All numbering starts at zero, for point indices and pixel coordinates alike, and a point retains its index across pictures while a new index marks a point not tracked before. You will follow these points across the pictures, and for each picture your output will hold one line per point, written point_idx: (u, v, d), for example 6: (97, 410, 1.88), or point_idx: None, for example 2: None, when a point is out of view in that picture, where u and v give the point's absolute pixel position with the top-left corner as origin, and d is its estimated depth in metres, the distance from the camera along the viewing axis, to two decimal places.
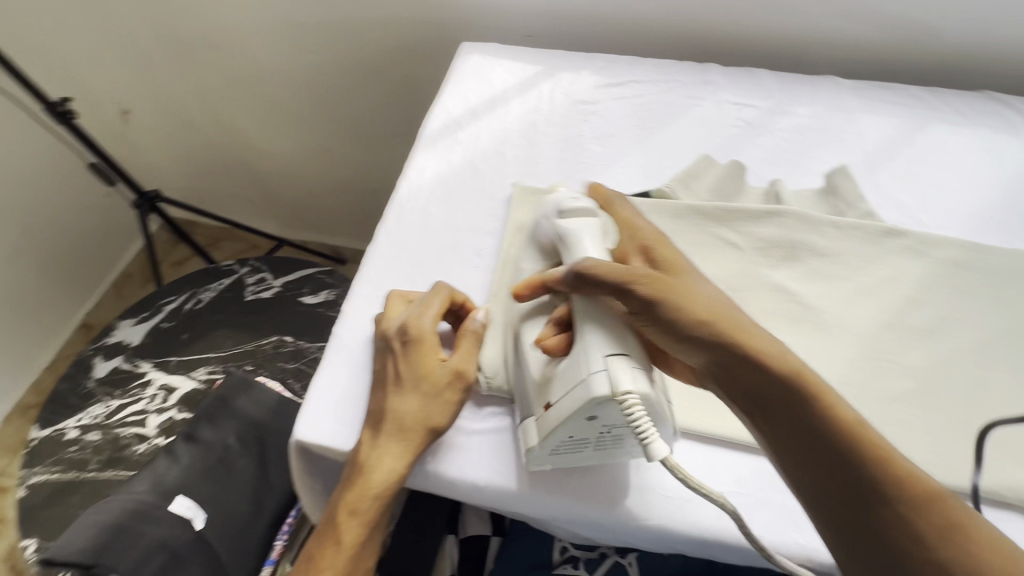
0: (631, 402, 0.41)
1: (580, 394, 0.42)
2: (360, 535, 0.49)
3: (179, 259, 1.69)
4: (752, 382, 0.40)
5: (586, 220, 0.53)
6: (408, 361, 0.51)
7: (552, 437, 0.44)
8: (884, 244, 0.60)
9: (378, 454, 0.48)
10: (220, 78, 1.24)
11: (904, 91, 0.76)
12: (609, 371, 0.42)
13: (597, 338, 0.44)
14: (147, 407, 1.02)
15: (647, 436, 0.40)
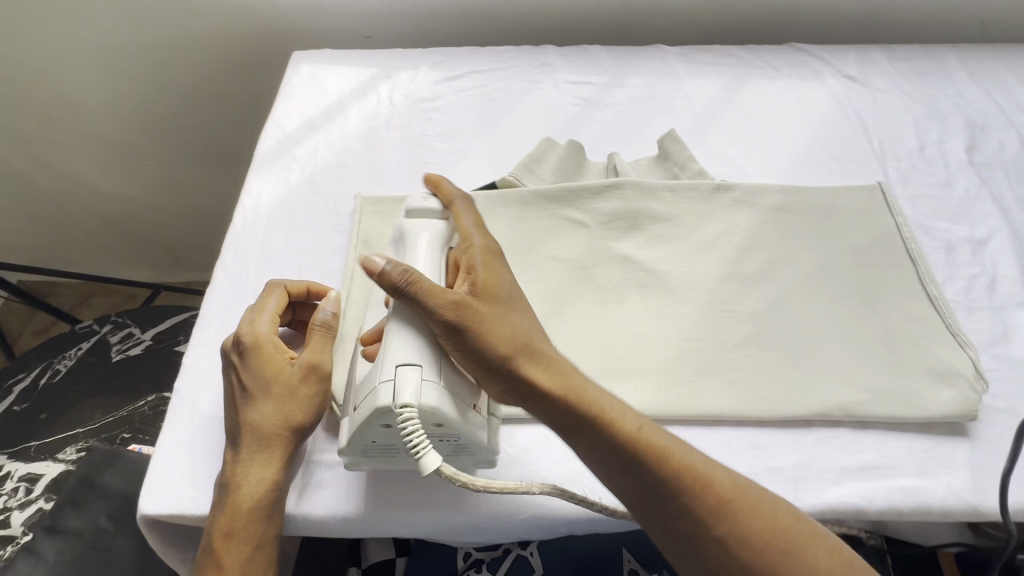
0: (408, 415, 0.38)
1: (368, 402, 0.40)
2: (244, 561, 0.42)
3: (40, 328, 1.51)
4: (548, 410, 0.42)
5: (427, 222, 0.49)
6: (251, 369, 0.46)
7: (351, 443, 0.43)
8: (715, 200, 0.63)
9: (246, 464, 0.44)
10: (35, 119, 1.09)
11: (724, 52, 0.81)
12: (394, 381, 0.39)
13: (399, 343, 0.41)
14: (7, 504, 0.88)
15: (418, 450, 0.38)
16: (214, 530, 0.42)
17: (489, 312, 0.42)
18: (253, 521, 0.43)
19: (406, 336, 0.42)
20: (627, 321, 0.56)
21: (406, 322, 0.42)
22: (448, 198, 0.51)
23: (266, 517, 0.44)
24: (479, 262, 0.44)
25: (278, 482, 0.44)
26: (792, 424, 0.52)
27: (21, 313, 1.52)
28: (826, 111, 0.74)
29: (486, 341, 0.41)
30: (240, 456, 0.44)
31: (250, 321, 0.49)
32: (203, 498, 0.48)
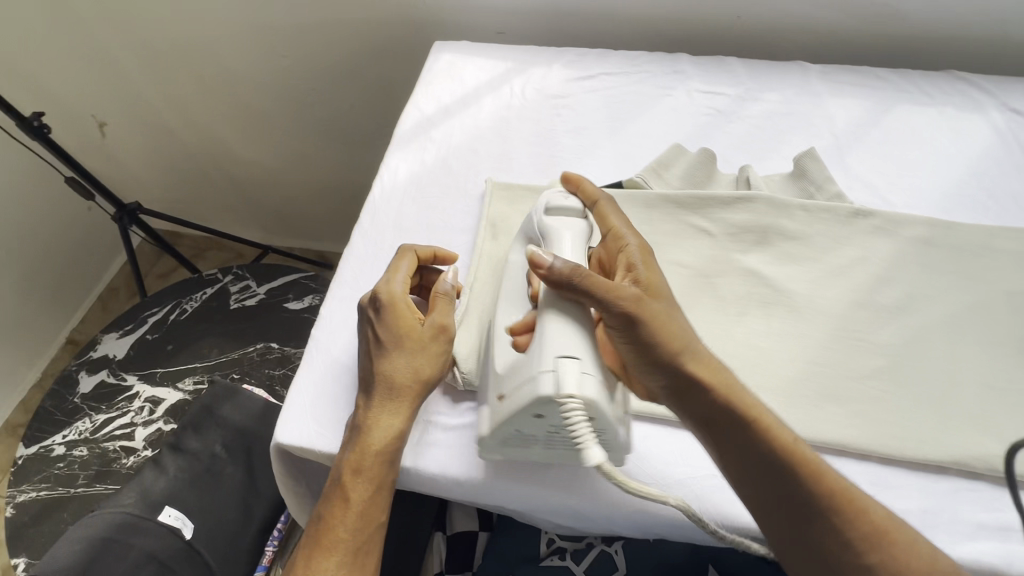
0: (571, 406, 0.41)
1: (527, 391, 0.43)
2: (368, 496, 0.46)
3: (164, 271, 1.69)
4: (702, 407, 0.44)
5: (570, 220, 0.52)
6: (385, 325, 0.50)
7: (499, 428, 0.46)
8: (854, 225, 0.60)
9: (378, 408, 0.47)
10: (194, 87, 1.23)
11: (871, 74, 0.77)
12: (554, 373, 0.42)
13: (555, 338, 0.43)
14: (134, 419, 1.01)
15: (581, 442, 0.42)
16: (345, 465, 0.46)
17: (659, 305, 0.46)
18: (380, 462, 0.46)
19: (565, 331, 0.44)
20: (749, 335, 0.55)
21: (570, 319, 0.44)
22: (591, 199, 0.54)
23: (389, 460, 0.47)
24: (640, 259, 0.48)
25: (403, 430, 0.48)
26: (922, 467, 0.49)
27: (150, 256, 1.70)
28: (986, 145, 0.69)
29: (659, 330, 0.44)
30: (372, 402, 0.48)
31: (383, 281, 0.52)
32: (329, 436, 0.52)
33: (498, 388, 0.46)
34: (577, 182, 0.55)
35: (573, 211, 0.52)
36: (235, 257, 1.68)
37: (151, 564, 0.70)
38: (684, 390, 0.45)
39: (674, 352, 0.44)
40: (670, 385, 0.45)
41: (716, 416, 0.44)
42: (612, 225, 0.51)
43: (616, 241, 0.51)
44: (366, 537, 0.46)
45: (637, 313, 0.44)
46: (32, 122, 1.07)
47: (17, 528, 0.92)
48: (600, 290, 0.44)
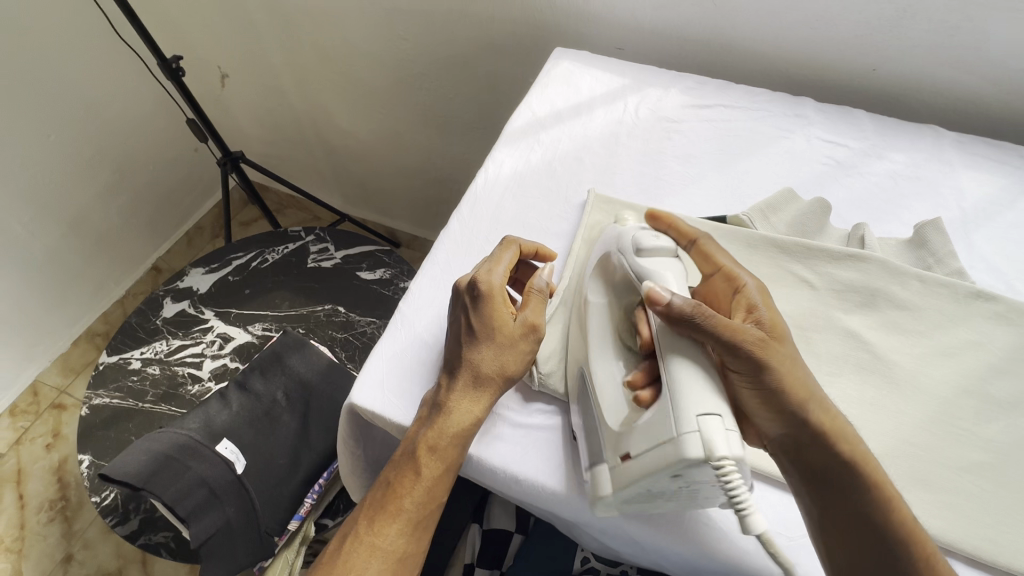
0: (728, 469, 0.39)
1: (669, 453, 0.40)
2: (437, 475, 0.49)
3: (247, 219, 1.79)
4: (821, 460, 0.46)
5: (663, 259, 0.51)
6: (480, 314, 0.51)
7: (627, 489, 0.44)
8: (971, 307, 0.57)
9: (457, 393, 0.49)
10: (314, 56, 1.30)
11: (1011, 151, 0.72)
12: (703, 436, 0.40)
13: (689, 391, 0.42)
14: (204, 350, 1.08)
15: (745, 507, 0.40)
16: (420, 440, 0.49)
17: (784, 352, 0.46)
18: (455, 444, 0.49)
19: (697, 375, 0.43)
20: (839, 398, 0.52)
21: (695, 360, 0.44)
22: (687, 237, 0.56)
23: (461, 446, 0.50)
24: (761, 303, 0.49)
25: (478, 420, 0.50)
26: None
27: (238, 203, 1.81)
28: None
29: (789, 378, 0.46)
30: (453, 387, 0.50)
31: (483, 269, 0.53)
32: (403, 409, 0.54)
33: (619, 446, 0.45)
34: (667, 221, 0.58)
35: (665, 250, 0.51)
36: (314, 219, 1.77)
37: (203, 489, 0.74)
38: (807, 439, 0.46)
39: (800, 401, 0.45)
40: (792, 432, 0.46)
41: (833, 469, 0.45)
42: (720, 263, 0.53)
43: (728, 281, 0.52)
44: (428, 507, 0.50)
45: (770, 359, 0.45)
46: (171, 64, 1.16)
47: (87, 427, 1.00)
48: (727, 329, 0.45)
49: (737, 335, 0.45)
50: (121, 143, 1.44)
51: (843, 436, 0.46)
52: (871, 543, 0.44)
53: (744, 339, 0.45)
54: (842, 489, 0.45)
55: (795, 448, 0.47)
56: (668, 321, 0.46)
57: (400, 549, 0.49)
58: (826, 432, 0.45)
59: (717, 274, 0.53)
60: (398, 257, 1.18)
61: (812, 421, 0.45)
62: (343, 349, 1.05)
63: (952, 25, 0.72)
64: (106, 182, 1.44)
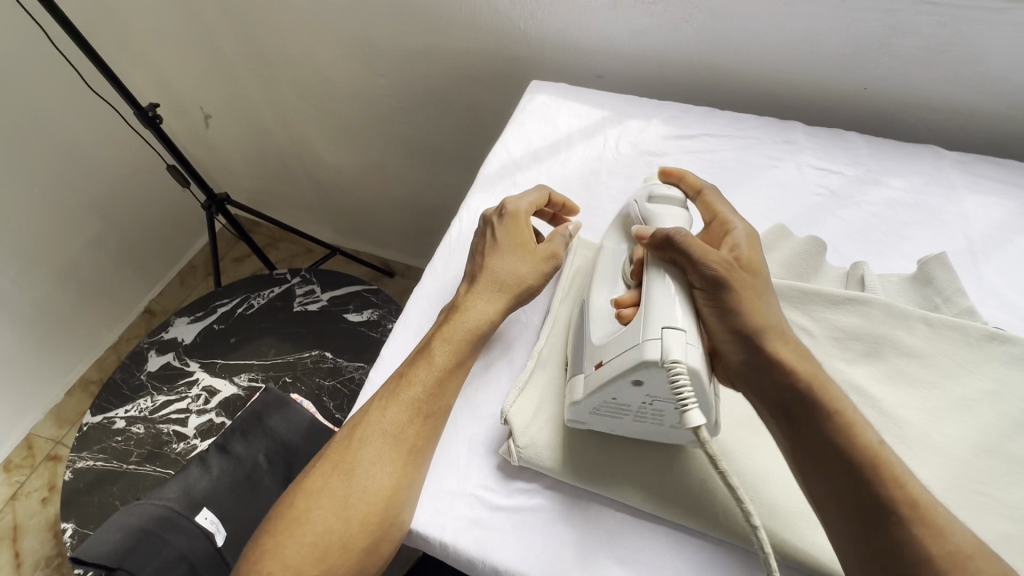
0: (677, 371, 0.41)
1: (631, 356, 0.43)
2: (380, 482, 0.47)
3: (239, 256, 1.77)
4: (777, 385, 0.44)
5: (671, 207, 0.56)
6: (505, 230, 0.59)
7: (596, 393, 0.46)
8: (986, 351, 0.52)
9: (477, 297, 0.56)
10: (293, 92, 1.27)
11: (1017, 168, 0.68)
12: (661, 341, 0.42)
13: (661, 312, 0.44)
14: (189, 406, 1.05)
15: (686, 404, 0.41)
16: (355, 442, 0.49)
17: (752, 279, 0.47)
18: (380, 439, 0.49)
19: (667, 293, 0.46)
20: None
21: (668, 277, 0.48)
22: (694, 189, 0.58)
23: (401, 446, 0.49)
24: (744, 243, 0.50)
25: (417, 420, 0.50)
26: None
27: (228, 241, 1.80)
28: None
29: (745, 302, 0.46)
30: (387, 392, 0.52)
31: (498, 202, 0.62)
32: None
33: (595, 357, 0.48)
34: (679, 175, 0.59)
35: (676, 199, 0.56)
36: (305, 253, 1.74)
37: (184, 565, 0.69)
38: (760, 363, 0.45)
39: (755, 323, 0.45)
40: (744, 356, 0.45)
41: (789, 401, 0.43)
42: (717, 211, 0.54)
43: (721, 226, 0.53)
44: (376, 515, 0.46)
45: (727, 278, 0.46)
46: (148, 112, 1.14)
47: (70, 493, 0.97)
48: (694, 252, 0.47)
49: (698, 258, 0.46)
50: (106, 190, 1.42)
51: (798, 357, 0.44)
52: (849, 495, 0.40)
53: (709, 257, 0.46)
54: (808, 426, 0.42)
55: (744, 373, 0.46)
56: (652, 248, 0.50)
57: (345, 565, 0.45)
58: (783, 359, 0.44)
59: (713, 222, 0.54)
60: (386, 296, 1.15)
61: (765, 344, 0.45)
62: (331, 398, 1.01)
63: (945, 41, 0.68)
64: (93, 230, 1.42)
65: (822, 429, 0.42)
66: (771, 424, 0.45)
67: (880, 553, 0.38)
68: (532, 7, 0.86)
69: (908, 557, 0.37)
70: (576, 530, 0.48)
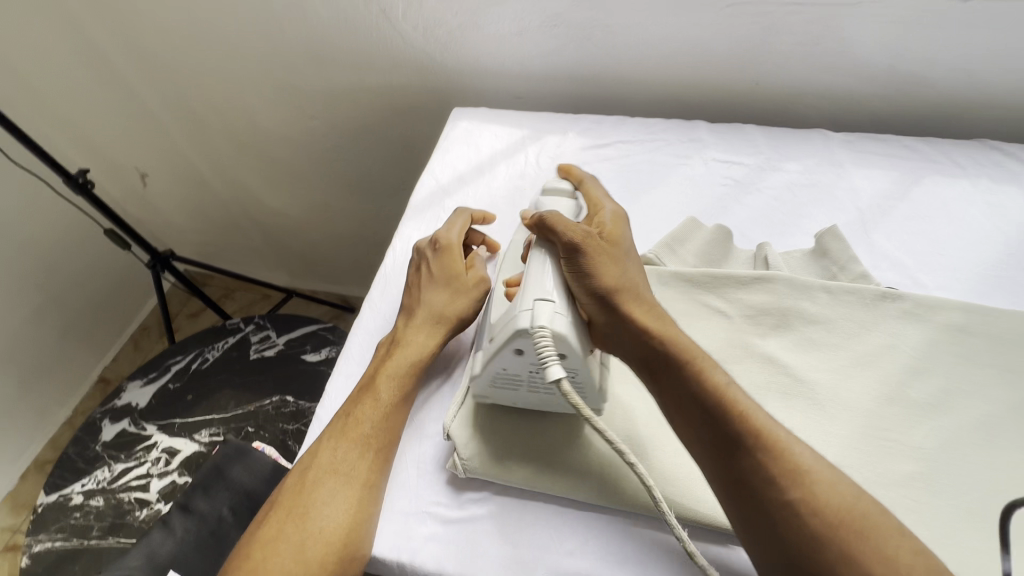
0: (542, 335, 0.46)
1: (509, 328, 0.48)
2: (336, 519, 0.48)
3: (193, 311, 1.74)
4: (638, 340, 0.48)
5: (560, 198, 0.63)
6: (439, 263, 0.62)
7: (484, 368, 0.50)
8: (881, 309, 0.57)
9: (411, 330, 0.59)
10: (227, 142, 1.28)
11: (897, 142, 0.75)
12: (530, 312, 0.47)
13: (531, 285, 0.50)
14: (150, 470, 1.02)
15: (546, 360, 0.45)
16: (307, 486, 0.50)
17: (613, 251, 0.51)
18: (329, 479, 0.50)
19: (541, 271, 0.50)
20: None
21: (547, 259, 0.52)
22: (576, 181, 0.66)
23: (354, 482, 0.50)
24: (609, 219, 0.55)
25: (366, 455, 0.52)
26: None
27: (181, 297, 1.77)
28: None
29: (602, 266, 0.49)
30: (334, 433, 0.53)
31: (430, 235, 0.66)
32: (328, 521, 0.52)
33: (490, 339, 0.52)
34: (568, 171, 0.68)
35: (563, 190, 0.64)
36: (261, 300, 1.73)
37: None
38: (618, 319, 0.48)
39: (618, 286, 0.49)
40: (611, 316, 0.48)
41: (654, 353, 0.47)
42: (593, 197, 0.61)
43: (594, 208, 0.59)
44: (336, 552, 0.47)
45: (586, 246, 0.50)
46: (78, 179, 1.13)
47: None
48: (561, 228, 0.51)
49: (560, 230, 0.51)
50: (44, 262, 1.38)
51: (646, 309, 0.49)
52: (710, 432, 0.44)
53: (570, 232, 0.50)
54: (671, 376, 0.46)
55: (610, 329, 0.49)
56: (535, 231, 0.54)
57: None
58: (636, 317, 0.48)
59: (587, 206, 0.60)
60: (342, 332, 1.15)
61: (625, 306, 0.48)
62: (296, 442, 1.00)
63: (816, 36, 0.75)
64: (33, 304, 1.37)
65: (681, 377, 0.46)
66: (644, 380, 0.49)
67: (740, 481, 0.42)
68: (445, 40, 0.91)
69: (757, 482, 0.41)
70: (527, 532, 0.50)
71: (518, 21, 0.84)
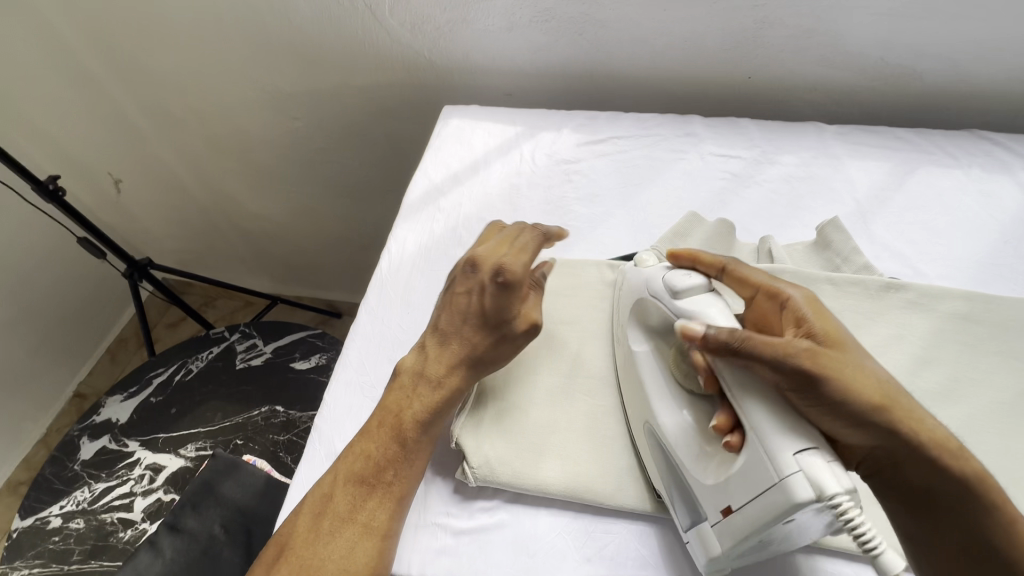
0: (845, 506, 0.35)
1: (777, 501, 0.37)
2: (343, 564, 0.44)
3: (173, 321, 1.68)
4: (918, 473, 0.41)
5: (703, 298, 0.47)
6: (497, 299, 0.52)
7: (740, 544, 0.40)
8: (886, 299, 0.57)
9: (439, 366, 0.51)
10: (206, 145, 1.24)
11: (889, 134, 0.75)
12: (811, 475, 0.36)
13: (774, 435, 0.38)
14: (133, 489, 0.98)
15: (873, 546, 0.35)
16: (314, 530, 0.45)
17: (847, 362, 0.41)
18: (337, 522, 0.45)
19: (775, 422, 0.39)
20: None
21: (761, 401, 0.40)
22: (715, 266, 0.50)
23: (361, 527, 0.45)
24: (810, 313, 0.44)
25: (376, 495, 0.47)
26: None
27: (159, 307, 1.70)
28: (1017, 211, 0.66)
29: (850, 391, 0.40)
30: (344, 471, 0.47)
31: (476, 248, 0.57)
32: None
33: (720, 499, 0.41)
34: (689, 256, 0.51)
35: (699, 287, 0.47)
36: (244, 307, 1.68)
37: None
38: (897, 449, 0.41)
39: (880, 409, 0.40)
40: (882, 442, 0.40)
41: (935, 485, 0.41)
42: (758, 282, 0.48)
43: (771, 297, 0.46)
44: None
45: (825, 374, 0.39)
46: (48, 186, 1.07)
47: None
48: (780, 354, 0.40)
49: (776, 357, 0.40)
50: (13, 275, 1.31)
51: (916, 422, 0.41)
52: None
53: (791, 354, 0.40)
54: (946, 514, 0.41)
55: (879, 458, 0.41)
56: (721, 357, 0.42)
57: None
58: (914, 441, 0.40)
59: (759, 295, 0.47)
60: (332, 338, 1.12)
61: (898, 435, 0.40)
62: (288, 453, 0.97)
63: (808, 28, 0.75)
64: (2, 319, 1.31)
65: (958, 515, 0.41)
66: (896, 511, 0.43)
67: None
68: (433, 36, 0.88)
69: None
70: (541, 540, 0.48)
71: (508, 16, 0.82)
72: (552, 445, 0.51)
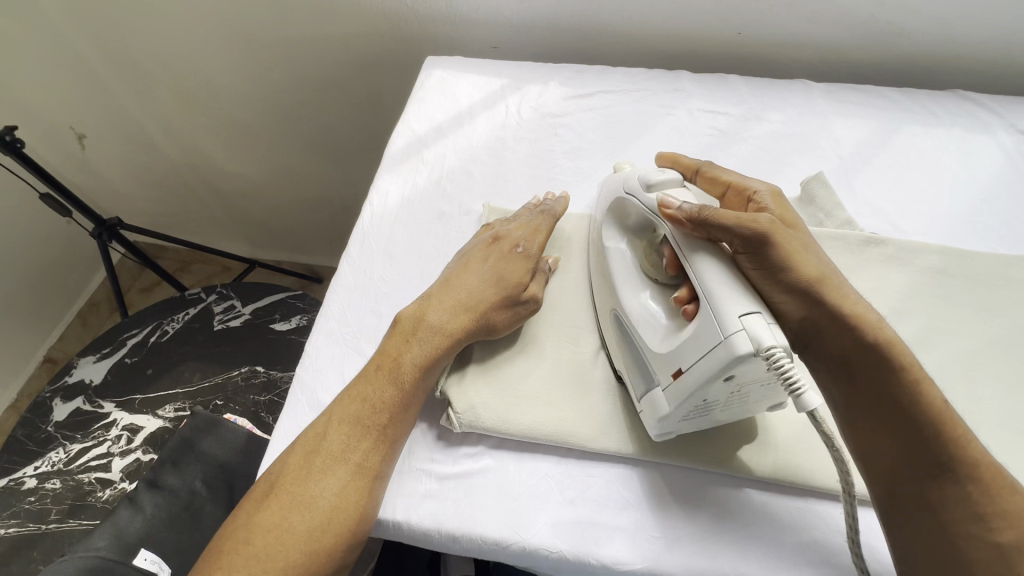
0: (777, 356, 0.38)
1: (718, 355, 0.40)
2: (332, 501, 0.44)
3: (147, 285, 1.64)
4: (839, 340, 0.44)
5: (678, 191, 0.49)
6: (510, 270, 0.55)
7: (685, 403, 0.43)
8: (866, 253, 0.58)
9: (442, 311, 0.52)
10: (175, 98, 1.18)
11: (877, 93, 0.75)
12: (750, 331, 0.38)
13: (724, 295, 0.41)
14: (111, 449, 0.96)
15: (797, 387, 0.37)
16: (307, 469, 0.45)
17: (795, 239, 0.45)
18: (330, 461, 0.46)
19: (727, 279, 0.42)
20: None
21: (712, 258, 0.44)
22: (692, 170, 0.58)
23: (351, 468, 0.46)
24: (771, 202, 0.49)
25: (367, 438, 0.47)
26: None
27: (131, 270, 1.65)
28: (995, 170, 0.67)
29: (791, 259, 0.44)
30: (339, 416, 0.48)
31: (498, 223, 0.61)
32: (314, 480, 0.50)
33: (672, 363, 0.44)
34: (673, 158, 0.60)
35: (675, 181, 0.50)
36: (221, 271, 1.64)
37: None
38: (824, 318, 0.44)
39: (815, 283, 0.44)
40: (809, 312, 0.44)
41: (853, 356, 0.44)
42: (728, 180, 0.53)
43: (739, 192, 0.52)
44: (338, 543, 0.44)
45: (772, 241, 0.44)
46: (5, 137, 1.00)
47: None
48: (733, 222, 0.44)
49: (731, 224, 0.44)
50: None
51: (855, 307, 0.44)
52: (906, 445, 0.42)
53: (750, 222, 0.44)
54: (866, 381, 0.43)
55: (808, 329, 0.45)
56: (689, 230, 0.46)
57: None
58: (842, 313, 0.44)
59: (728, 190, 0.53)
60: (313, 300, 1.10)
61: (825, 302, 0.44)
62: (269, 413, 0.96)
63: None
64: None
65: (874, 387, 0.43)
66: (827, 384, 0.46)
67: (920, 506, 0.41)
68: None
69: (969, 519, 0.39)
70: (527, 485, 0.49)
71: None
72: (542, 395, 0.52)
